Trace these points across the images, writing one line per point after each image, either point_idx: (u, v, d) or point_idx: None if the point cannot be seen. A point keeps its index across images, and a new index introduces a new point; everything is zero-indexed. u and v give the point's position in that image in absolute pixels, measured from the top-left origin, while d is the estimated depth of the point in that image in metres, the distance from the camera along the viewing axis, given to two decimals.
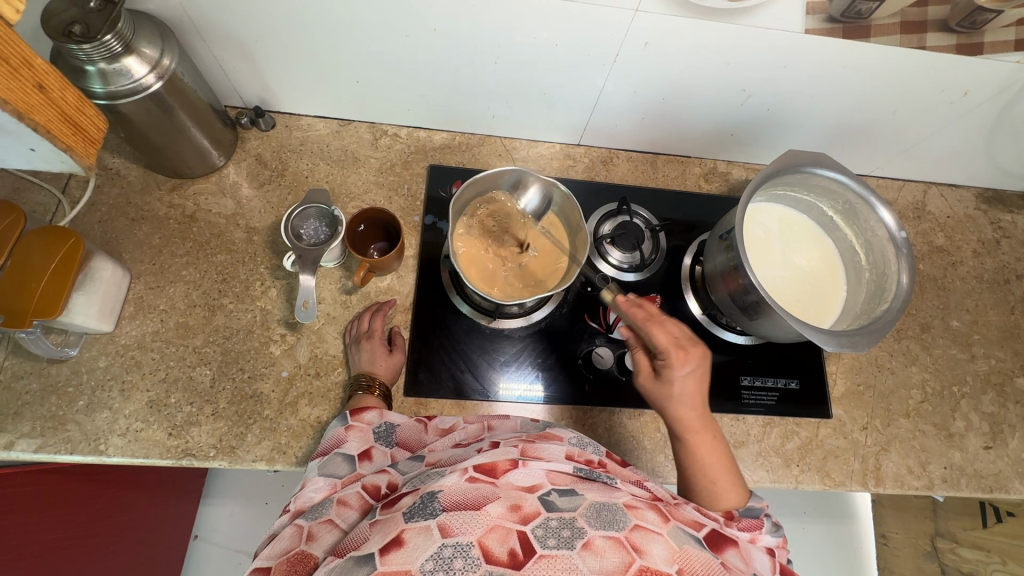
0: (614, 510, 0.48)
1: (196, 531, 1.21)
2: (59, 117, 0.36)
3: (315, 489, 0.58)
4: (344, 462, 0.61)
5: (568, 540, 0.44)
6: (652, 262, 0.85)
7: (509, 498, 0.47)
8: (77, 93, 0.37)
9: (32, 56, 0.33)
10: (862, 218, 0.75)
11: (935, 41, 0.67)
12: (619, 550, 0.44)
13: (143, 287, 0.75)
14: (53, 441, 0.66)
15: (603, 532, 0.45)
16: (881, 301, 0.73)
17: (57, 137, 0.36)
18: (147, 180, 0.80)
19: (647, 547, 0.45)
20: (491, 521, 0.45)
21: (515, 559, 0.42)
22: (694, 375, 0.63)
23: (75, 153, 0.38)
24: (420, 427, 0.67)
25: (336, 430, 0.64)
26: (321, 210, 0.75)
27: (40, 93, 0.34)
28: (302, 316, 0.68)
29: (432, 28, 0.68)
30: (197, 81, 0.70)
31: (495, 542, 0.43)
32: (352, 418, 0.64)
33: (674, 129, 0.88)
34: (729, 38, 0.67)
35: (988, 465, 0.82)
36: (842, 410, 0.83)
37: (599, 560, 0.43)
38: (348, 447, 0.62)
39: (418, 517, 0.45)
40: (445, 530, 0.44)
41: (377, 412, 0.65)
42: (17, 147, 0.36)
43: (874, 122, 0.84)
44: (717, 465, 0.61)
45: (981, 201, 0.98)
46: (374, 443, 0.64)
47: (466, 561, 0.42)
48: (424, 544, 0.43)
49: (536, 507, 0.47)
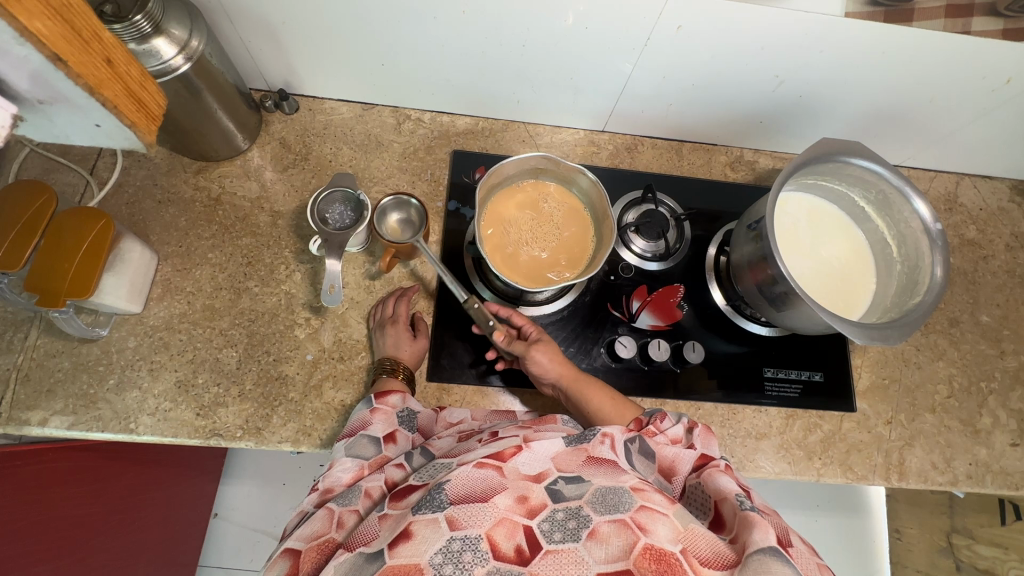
0: (620, 493, 0.48)
1: (215, 509, 1.24)
2: (125, 92, 0.36)
3: (343, 471, 0.59)
4: (370, 444, 0.62)
5: (574, 532, 0.45)
6: (677, 251, 0.85)
7: (516, 490, 0.49)
8: (141, 68, 0.37)
9: (102, 31, 0.33)
10: (895, 209, 0.74)
11: (981, 26, 0.65)
12: (625, 532, 0.44)
13: (170, 268, 0.75)
14: (85, 419, 0.68)
15: (608, 517, 0.46)
16: (913, 294, 0.71)
17: (123, 112, 0.36)
18: (173, 162, 0.80)
19: (653, 527, 0.45)
20: (499, 514, 0.46)
21: (522, 554, 0.44)
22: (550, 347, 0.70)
23: (138, 130, 0.38)
24: (433, 416, 0.69)
25: (361, 413, 0.64)
26: (346, 194, 0.73)
27: (108, 67, 0.34)
28: (329, 300, 0.68)
29: (462, 10, 0.67)
30: (223, 61, 0.70)
31: (503, 537, 0.45)
32: (377, 400, 0.65)
33: (702, 116, 0.86)
34: (765, 23, 0.66)
35: (1015, 462, 0.81)
36: (866, 404, 0.82)
37: (604, 548, 0.44)
38: (373, 429, 0.63)
39: (425, 509, 0.46)
40: (453, 523, 0.45)
41: (400, 396, 0.65)
42: (83, 123, 0.36)
43: (909, 111, 0.82)
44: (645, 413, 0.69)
45: (1015, 193, 0.96)
46: (398, 427, 0.64)
47: (474, 555, 0.43)
48: (432, 536, 0.44)
49: (543, 498, 0.48)
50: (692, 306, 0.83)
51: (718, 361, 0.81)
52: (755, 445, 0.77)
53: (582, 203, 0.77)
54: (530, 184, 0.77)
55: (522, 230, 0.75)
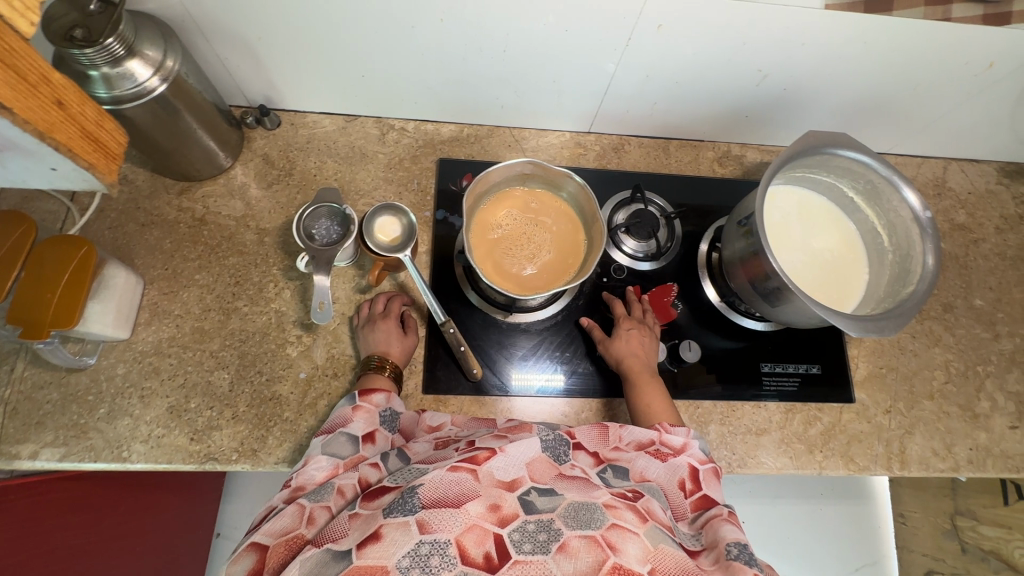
0: (593, 509, 0.47)
1: (217, 530, 1.22)
2: (80, 134, 0.33)
3: (318, 468, 0.57)
4: (348, 443, 0.60)
5: (543, 544, 0.44)
6: (668, 250, 0.84)
7: (489, 497, 0.47)
8: (97, 108, 0.34)
9: (52, 73, 0.30)
10: (884, 199, 0.73)
11: (961, 12, 0.65)
12: (595, 549, 0.44)
13: (157, 292, 0.74)
14: (77, 450, 0.67)
15: (579, 532, 0.45)
16: (906, 284, 0.71)
17: (79, 155, 0.33)
18: (155, 184, 0.79)
19: (623, 546, 0.45)
20: (470, 520, 0.45)
21: (490, 561, 0.43)
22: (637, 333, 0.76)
23: (98, 171, 0.35)
24: (414, 418, 0.67)
25: (343, 409, 0.63)
26: (332, 209, 0.72)
27: (59, 111, 0.31)
28: (318, 317, 0.67)
29: (439, 17, 0.67)
30: (200, 81, 0.69)
31: (472, 544, 0.44)
32: (361, 399, 0.63)
33: (687, 113, 0.86)
34: (744, 19, 0.66)
35: (1014, 445, 0.81)
36: (865, 394, 0.82)
37: (573, 562, 0.43)
38: (353, 428, 0.61)
39: (396, 513, 0.45)
40: (423, 527, 0.44)
41: (386, 396, 0.64)
42: (39, 167, 0.34)
43: (894, 99, 0.82)
44: (663, 408, 0.69)
45: (1002, 175, 0.96)
46: (379, 427, 0.63)
47: (443, 560, 0.42)
48: (401, 540, 0.43)
49: (515, 508, 0.47)
50: (686, 305, 0.83)
51: (714, 358, 0.81)
52: (756, 442, 0.77)
53: (571, 206, 0.76)
54: (519, 191, 0.76)
55: (513, 239, 0.74)
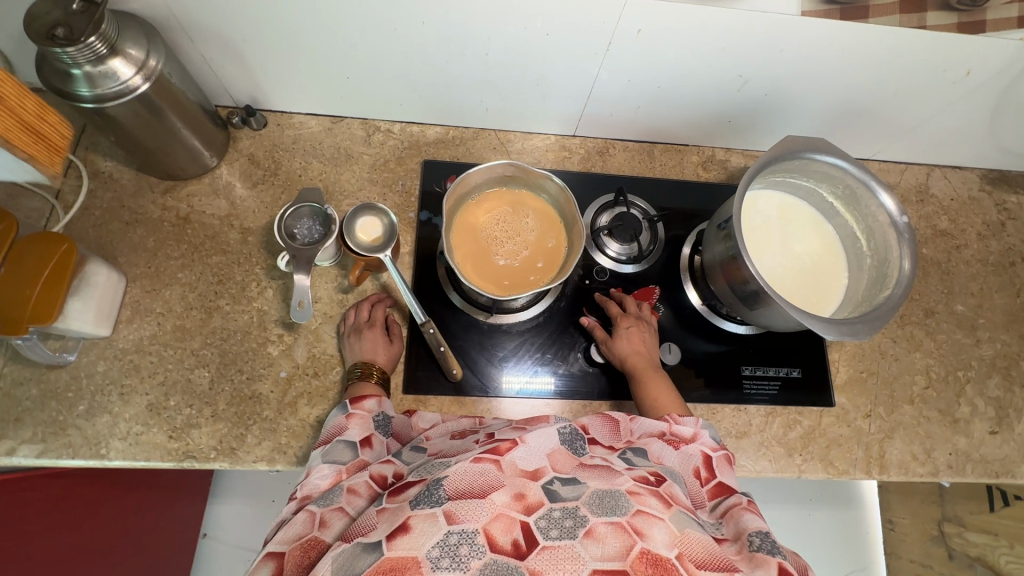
0: (617, 496, 0.48)
1: (203, 530, 1.22)
2: None
3: (321, 477, 0.57)
4: (346, 449, 0.60)
5: (570, 530, 0.45)
6: (650, 253, 0.85)
7: (514, 487, 0.47)
8: None
9: None
10: (862, 203, 0.74)
11: (936, 19, 0.65)
12: (621, 535, 0.44)
13: (139, 290, 0.75)
14: (55, 446, 0.67)
15: (605, 518, 0.45)
16: (883, 287, 0.71)
17: None
18: (140, 182, 0.79)
19: (649, 531, 0.45)
20: (496, 509, 0.45)
21: (519, 548, 0.43)
22: (636, 331, 0.76)
23: None
24: (407, 422, 0.69)
25: (337, 419, 0.64)
26: (314, 209, 0.72)
27: None
28: (298, 316, 0.67)
29: (421, 21, 0.67)
30: (184, 80, 0.70)
31: (500, 532, 0.44)
32: (353, 407, 0.64)
33: (670, 118, 0.86)
34: (721, 25, 0.67)
35: (994, 450, 0.81)
36: (845, 398, 0.82)
37: (600, 547, 0.43)
38: (350, 434, 0.61)
39: (423, 504, 0.45)
40: (450, 517, 0.44)
41: (376, 400, 0.65)
42: None
43: (875, 106, 0.82)
44: (670, 401, 0.70)
45: (985, 182, 0.97)
46: (375, 432, 0.63)
47: (472, 549, 0.42)
48: (430, 530, 0.43)
49: (540, 497, 0.47)
50: (669, 308, 0.84)
51: (697, 361, 0.81)
52: (735, 444, 0.77)
53: (552, 208, 0.77)
54: (500, 192, 0.77)
55: (497, 238, 0.74)
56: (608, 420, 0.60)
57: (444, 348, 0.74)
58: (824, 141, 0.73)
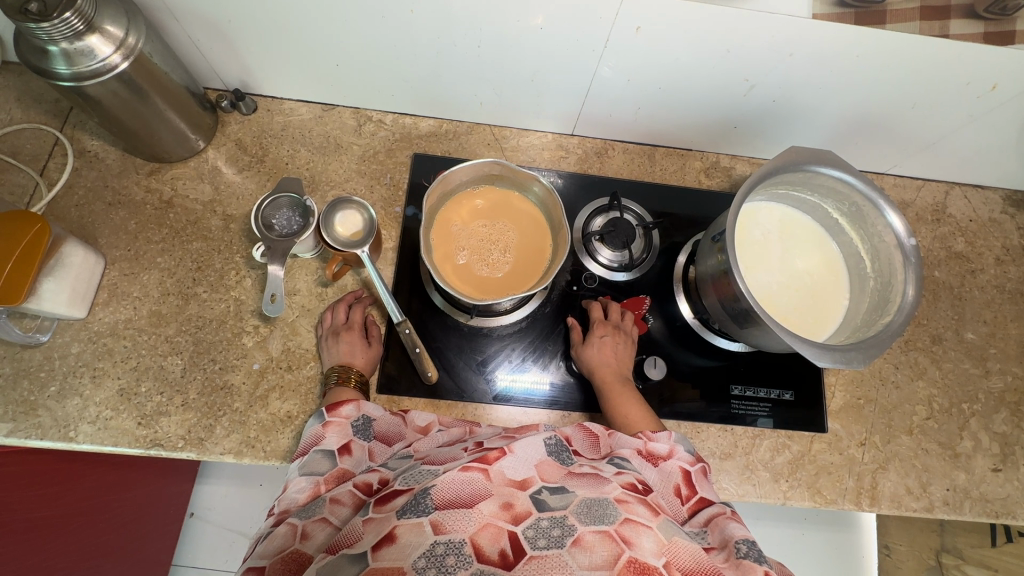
0: (605, 504, 0.45)
1: (190, 509, 1.23)
2: None
3: (299, 490, 0.55)
4: (325, 459, 0.58)
5: (558, 539, 0.42)
6: (643, 261, 0.81)
7: (501, 496, 0.45)
8: None
9: None
10: (869, 222, 0.70)
11: (959, 28, 0.61)
12: (609, 544, 0.42)
13: (117, 273, 0.74)
14: (24, 426, 0.66)
15: (593, 527, 0.43)
16: (883, 313, 0.67)
17: None
18: (125, 163, 0.78)
19: (637, 539, 0.43)
20: (483, 519, 0.43)
21: (505, 558, 0.41)
22: (611, 341, 0.73)
23: None
24: (396, 422, 0.65)
25: (314, 428, 0.62)
26: (294, 199, 0.71)
27: None
28: (271, 310, 0.66)
29: (411, 9, 0.65)
30: (168, 61, 0.68)
31: (487, 542, 0.42)
32: (328, 414, 0.62)
33: (672, 120, 0.82)
34: (725, 27, 0.63)
35: (995, 489, 0.77)
36: (839, 424, 0.78)
37: (588, 556, 0.41)
38: (327, 443, 0.60)
39: (410, 514, 0.43)
40: (437, 527, 0.42)
41: (354, 405, 0.63)
42: None
43: (892, 118, 0.77)
44: (641, 417, 0.67)
45: (1008, 204, 0.91)
46: (353, 438, 0.61)
47: (458, 559, 0.41)
48: (416, 541, 0.41)
49: (528, 506, 0.45)
50: (658, 321, 0.81)
51: (685, 377, 0.78)
52: (718, 466, 0.74)
53: (539, 211, 0.74)
54: (486, 192, 0.74)
55: (479, 239, 0.72)
56: (589, 433, 0.58)
57: (420, 350, 0.72)
58: (830, 152, 0.68)
